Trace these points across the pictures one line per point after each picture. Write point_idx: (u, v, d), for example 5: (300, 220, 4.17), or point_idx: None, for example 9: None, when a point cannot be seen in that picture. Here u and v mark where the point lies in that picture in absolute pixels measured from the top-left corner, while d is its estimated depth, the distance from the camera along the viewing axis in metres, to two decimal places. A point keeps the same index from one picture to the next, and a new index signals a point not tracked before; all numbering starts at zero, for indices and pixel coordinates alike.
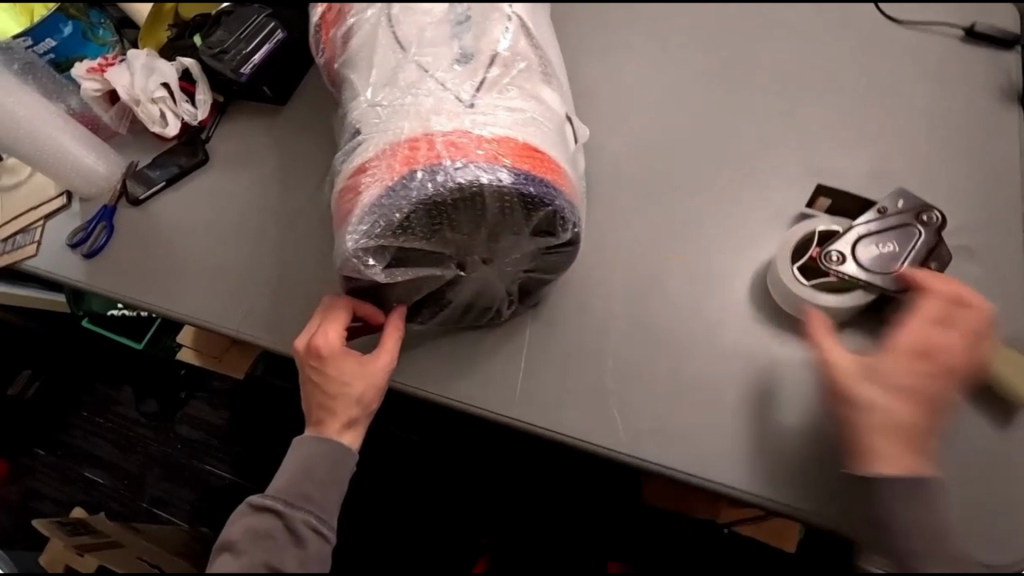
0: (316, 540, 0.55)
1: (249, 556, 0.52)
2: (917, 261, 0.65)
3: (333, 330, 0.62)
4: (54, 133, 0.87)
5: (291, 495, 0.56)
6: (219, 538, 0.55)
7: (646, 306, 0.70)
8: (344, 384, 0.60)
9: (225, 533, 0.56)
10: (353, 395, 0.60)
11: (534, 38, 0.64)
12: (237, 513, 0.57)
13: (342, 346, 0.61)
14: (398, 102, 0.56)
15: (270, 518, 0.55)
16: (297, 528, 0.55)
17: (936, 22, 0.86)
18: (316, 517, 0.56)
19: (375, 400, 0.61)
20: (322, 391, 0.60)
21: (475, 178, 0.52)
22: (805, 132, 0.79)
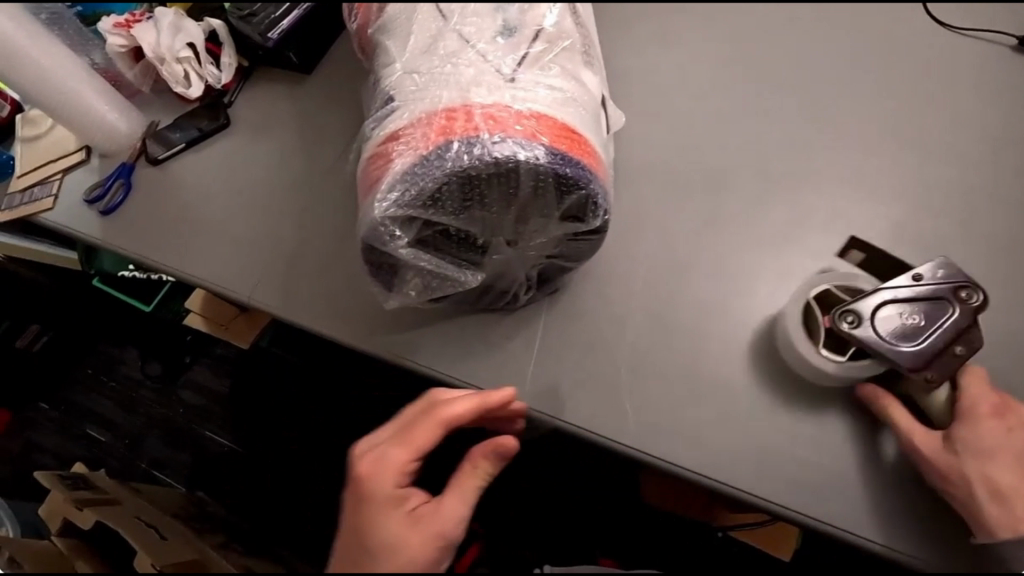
0: None
1: None
2: (942, 341, 0.57)
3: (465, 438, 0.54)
4: (77, 85, 0.86)
5: None
6: None
7: (667, 301, 0.69)
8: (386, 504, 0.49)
9: None
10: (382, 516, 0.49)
11: (579, 17, 0.62)
12: None
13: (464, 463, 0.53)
14: (436, 70, 0.54)
15: None
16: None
17: (986, 30, 0.82)
18: None
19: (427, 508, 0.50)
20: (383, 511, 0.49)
21: (512, 154, 0.51)
22: (841, 136, 0.77)
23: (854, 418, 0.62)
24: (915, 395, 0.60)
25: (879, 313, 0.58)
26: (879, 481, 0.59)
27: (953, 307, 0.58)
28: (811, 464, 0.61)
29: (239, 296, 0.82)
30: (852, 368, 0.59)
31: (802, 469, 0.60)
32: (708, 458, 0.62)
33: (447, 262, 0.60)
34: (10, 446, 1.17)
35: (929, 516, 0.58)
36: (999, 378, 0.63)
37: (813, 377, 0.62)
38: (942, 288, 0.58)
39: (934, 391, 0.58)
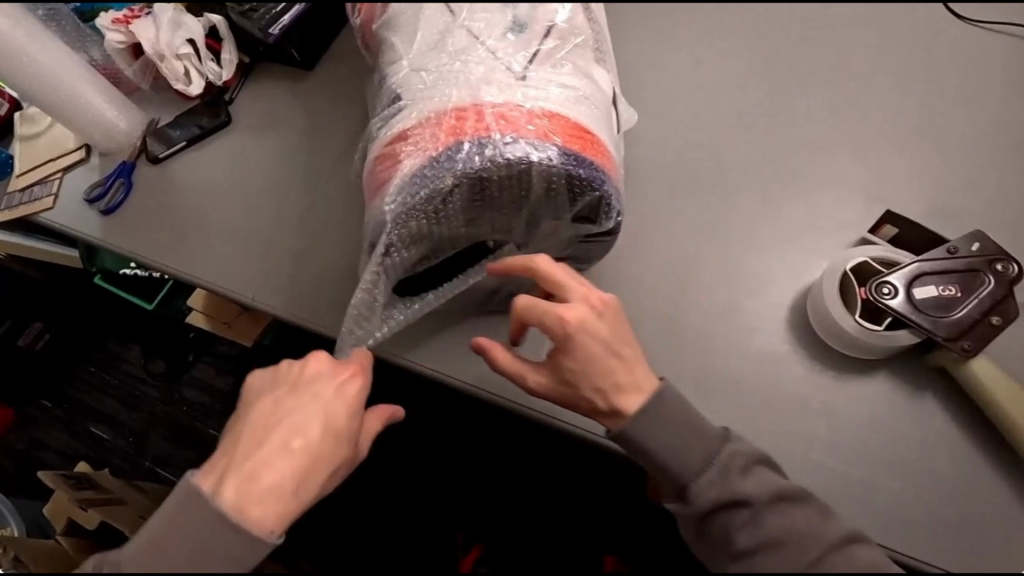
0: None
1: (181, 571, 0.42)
2: (977, 312, 0.57)
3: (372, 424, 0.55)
4: (76, 83, 0.84)
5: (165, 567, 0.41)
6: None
7: (680, 301, 0.67)
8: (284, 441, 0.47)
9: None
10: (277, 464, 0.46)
11: (590, 12, 0.60)
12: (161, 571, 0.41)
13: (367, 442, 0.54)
14: (445, 68, 0.53)
15: None
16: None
17: (1007, 24, 0.81)
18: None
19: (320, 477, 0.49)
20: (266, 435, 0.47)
21: (524, 155, 0.49)
22: (856, 132, 0.75)
23: (873, 422, 0.60)
24: (948, 365, 0.59)
25: (916, 285, 0.58)
26: (899, 489, 0.58)
27: (988, 278, 0.58)
28: (829, 470, 0.59)
29: (242, 298, 0.81)
30: (894, 344, 0.58)
31: (824, 477, 0.58)
32: None
33: (447, 285, 0.61)
34: (14, 444, 1.17)
35: (956, 528, 0.56)
36: None
37: (851, 351, 0.61)
38: (975, 260, 0.58)
39: (968, 360, 0.57)
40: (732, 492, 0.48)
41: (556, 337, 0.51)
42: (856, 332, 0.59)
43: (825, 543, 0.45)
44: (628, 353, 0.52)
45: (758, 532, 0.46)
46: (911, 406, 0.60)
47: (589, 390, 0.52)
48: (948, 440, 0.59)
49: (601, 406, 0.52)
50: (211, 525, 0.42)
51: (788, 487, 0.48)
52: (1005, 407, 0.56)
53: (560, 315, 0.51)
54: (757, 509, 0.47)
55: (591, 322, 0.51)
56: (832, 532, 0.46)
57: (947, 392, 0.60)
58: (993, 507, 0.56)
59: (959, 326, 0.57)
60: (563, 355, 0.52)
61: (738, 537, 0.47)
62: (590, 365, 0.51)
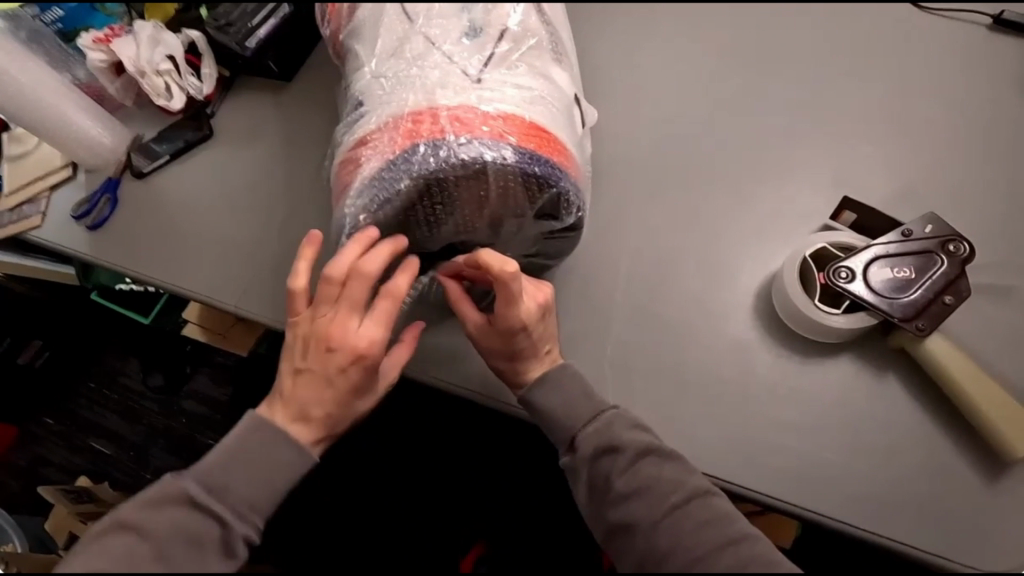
0: (234, 526, 0.47)
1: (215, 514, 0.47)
2: (932, 292, 0.58)
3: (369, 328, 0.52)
4: (59, 102, 0.86)
5: (213, 480, 0.48)
6: (203, 495, 0.47)
7: (652, 293, 0.68)
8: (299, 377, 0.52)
9: (205, 503, 0.46)
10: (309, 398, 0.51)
11: (545, 15, 0.61)
12: (209, 494, 0.47)
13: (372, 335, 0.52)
14: (403, 73, 0.54)
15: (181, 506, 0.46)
16: (234, 542, 0.46)
17: (966, 9, 0.81)
18: (231, 505, 0.47)
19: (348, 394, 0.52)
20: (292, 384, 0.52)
21: (478, 155, 0.51)
22: (821, 122, 0.76)
23: (842, 405, 0.61)
24: (907, 345, 0.60)
25: (871, 269, 0.59)
26: (870, 470, 0.59)
27: (941, 259, 0.59)
28: (800, 454, 0.60)
29: (227, 307, 0.83)
30: (855, 327, 0.59)
31: (797, 461, 0.60)
32: (701, 450, 0.61)
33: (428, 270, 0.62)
34: (17, 460, 1.19)
35: (927, 506, 0.57)
36: (990, 363, 0.62)
37: (814, 336, 0.63)
38: (929, 242, 0.59)
39: (925, 340, 0.59)
40: (610, 440, 0.51)
41: (506, 324, 0.53)
42: (817, 317, 0.60)
43: (687, 489, 0.48)
44: (549, 350, 0.57)
45: (632, 477, 0.49)
46: (879, 389, 0.61)
47: (502, 364, 0.57)
48: (914, 420, 0.60)
49: (509, 372, 0.57)
50: (258, 445, 0.50)
51: (660, 445, 0.51)
52: (963, 386, 0.57)
53: (516, 315, 0.53)
54: (629, 458, 0.50)
55: (536, 323, 0.54)
56: (697, 481, 0.49)
57: (910, 372, 0.62)
58: (963, 484, 0.57)
59: (915, 305, 0.58)
60: (504, 335, 0.54)
61: (618, 482, 0.49)
62: (521, 347, 0.55)
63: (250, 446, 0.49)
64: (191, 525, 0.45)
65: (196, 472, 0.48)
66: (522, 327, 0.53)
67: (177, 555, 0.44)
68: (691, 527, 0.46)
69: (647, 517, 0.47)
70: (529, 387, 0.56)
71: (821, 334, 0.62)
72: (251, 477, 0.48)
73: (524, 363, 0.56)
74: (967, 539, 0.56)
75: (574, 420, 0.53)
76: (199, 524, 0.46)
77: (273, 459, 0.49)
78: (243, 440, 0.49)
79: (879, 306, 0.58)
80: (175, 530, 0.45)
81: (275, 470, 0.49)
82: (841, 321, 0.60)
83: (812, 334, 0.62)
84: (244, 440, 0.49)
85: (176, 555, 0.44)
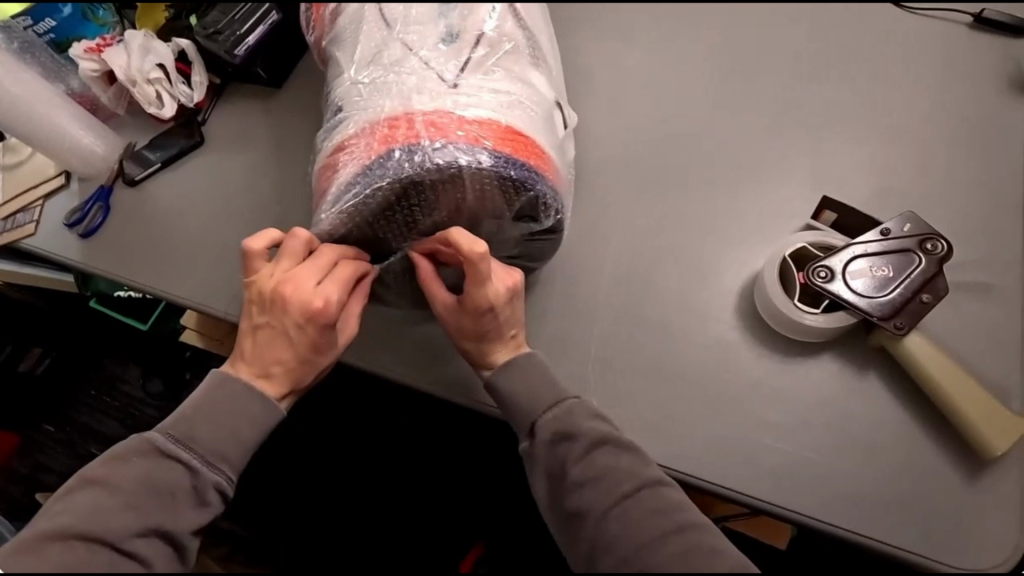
0: (203, 472, 0.49)
1: (184, 461, 0.49)
2: (911, 291, 0.58)
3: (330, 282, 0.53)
4: (51, 112, 0.87)
5: (181, 431, 0.50)
6: (171, 444, 0.49)
7: (636, 294, 0.69)
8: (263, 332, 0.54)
9: (173, 451, 0.49)
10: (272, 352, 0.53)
11: (523, 20, 0.62)
12: (176, 442, 0.50)
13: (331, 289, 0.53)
14: (380, 80, 0.55)
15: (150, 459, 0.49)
16: (204, 491, 0.49)
17: (950, 8, 0.81)
18: (200, 453, 0.50)
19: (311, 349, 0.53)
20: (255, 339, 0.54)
21: (453, 159, 0.51)
22: (805, 122, 0.76)
23: (827, 404, 0.61)
24: (887, 344, 0.60)
25: (851, 268, 0.59)
26: (855, 470, 0.59)
27: (920, 258, 0.59)
28: (785, 454, 0.60)
29: (218, 312, 0.84)
30: (834, 327, 0.60)
31: (782, 461, 0.60)
32: (685, 451, 0.61)
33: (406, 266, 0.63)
34: (15, 468, 1.20)
35: (911, 505, 0.57)
36: (973, 361, 0.62)
37: (796, 336, 0.63)
38: (908, 240, 0.59)
39: (905, 338, 0.59)
40: (569, 428, 0.52)
41: (475, 303, 0.53)
42: (797, 316, 0.60)
43: (640, 479, 0.48)
44: (514, 334, 0.57)
45: (586, 465, 0.49)
46: (864, 388, 0.61)
47: (469, 346, 0.57)
48: (898, 418, 0.60)
49: (477, 354, 0.57)
50: (226, 397, 0.52)
51: (618, 436, 0.51)
52: (943, 387, 0.57)
53: (484, 295, 0.53)
54: (584, 447, 0.50)
55: (504, 305, 0.54)
56: (650, 472, 0.49)
57: (891, 372, 0.62)
58: (947, 483, 0.57)
59: (894, 304, 0.58)
60: (473, 315, 0.54)
61: (572, 471, 0.49)
62: (490, 328, 0.55)
63: (215, 400, 0.52)
64: (161, 475, 0.48)
65: (165, 427, 0.51)
66: (491, 308, 0.54)
67: (149, 500, 0.47)
68: (640, 514, 0.46)
69: (597, 504, 0.47)
70: (494, 371, 0.56)
71: (804, 333, 0.62)
72: (216, 427, 0.51)
73: (492, 344, 0.56)
74: (952, 539, 0.55)
75: (537, 408, 0.53)
76: (168, 474, 0.48)
77: (240, 409, 0.52)
78: (207, 397, 0.52)
79: (858, 305, 0.58)
80: (146, 480, 0.48)
81: (240, 419, 0.52)
82: (820, 320, 0.60)
83: (794, 333, 0.63)
84: (209, 392, 0.52)
85: (149, 503, 0.47)
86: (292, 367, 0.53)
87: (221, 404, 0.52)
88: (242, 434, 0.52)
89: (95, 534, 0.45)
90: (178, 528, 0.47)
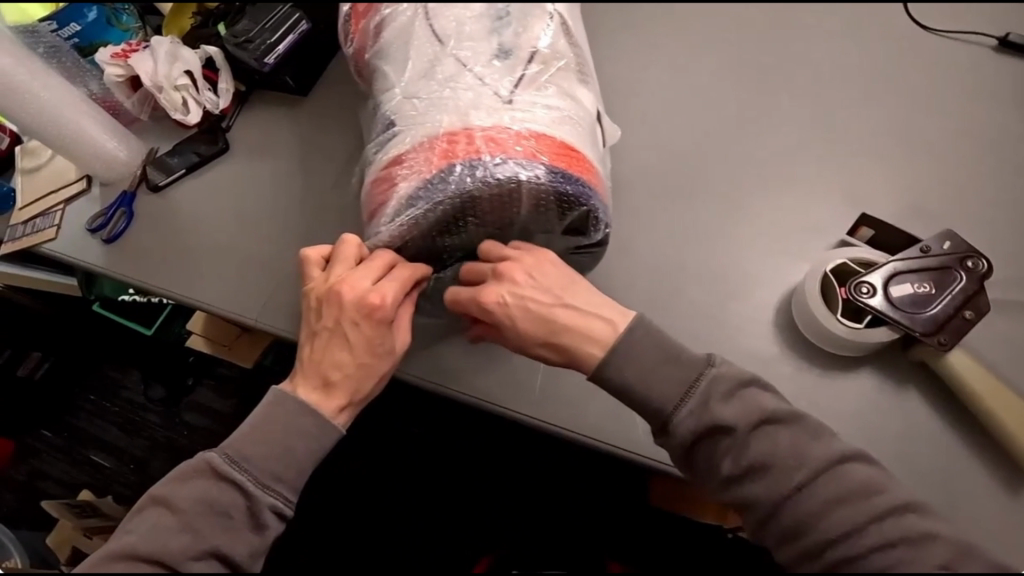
0: (260, 497, 0.48)
1: (239, 485, 0.48)
2: (953, 307, 0.60)
3: (387, 282, 0.54)
4: (76, 117, 0.87)
5: (237, 452, 0.49)
6: (227, 466, 0.48)
7: (671, 307, 0.70)
8: (319, 339, 0.54)
9: (229, 473, 0.48)
10: (332, 359, 0.53)
11: (575, 37, 0.63)
12: (231, 463, 0.48)
13: (387, 285, 0.54)
14: (436, 95, 0.55)
15: (208, 480, 0.48)
16: (259, 514, 0.48)
17: (973, 31, 0.83)
18: (256, 477, 0.48)
19: (368, 353, 0.53)
20: (313, 348, 0.54)
21: (514, 174, 0.52)
22: (835, 140, 0.78)
23: (863, 420, 0.62)
24: (929, 359, 0.61)
25: (892, 284, 0.60)
26: None
27: (960, 274, 0.61)
28: None
29: (246, 320, 0.84)
30: (878, 341, 0.61)
31: None
32: None
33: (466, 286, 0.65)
34: (14, 475, 1.18)
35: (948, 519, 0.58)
36: (1006, 378, 0.63)
37: (835, 350, 0.64)
38: (948, 258, 0.61)
39: (946, 355, 0.60)
40: (709, 423, 0.50)
41: (484, 316, 0.56)
42: (840, 331, 0.61)
43: (812, 467, 0.47)
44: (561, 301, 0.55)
45: (743, 458, 0.49)
46: (899, 403, 0.62)
47: (543, 344, 0.55)
48: (935, 434, 0.61)
49: (560, 357, 0.55)
50: (284, 416, 0.51)
51: (774, 411, 0.50)
52: (983, 399, 0.59)
53: (473, 298, 0.56)
54: (740, 437, 0.49)
55: (504, 292, 0.55)
56: (821, 452, 0.48)
57: (927, 386, 0.63)
58: (985, 497, 0.58)
59: (936, 320, 0.59)
60: (499, 321, 0.56)
61: (723, 465, 0.50)
62: (522, 327, 0.55)
63: (271, 418, 0.51)
64: (217, 498, 0.47)
65: (223, 446, 0.50)
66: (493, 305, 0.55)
67: (206, 524, 0.47)
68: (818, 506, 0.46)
69: (768, 499, 0.48)
70: (577, 361, 0.54)
71: (847, 347, 0.63)
72: (268, 451, 0.49)
73: (558, 341, 0.54)
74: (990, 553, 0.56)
75: None
76: (224, 497, 0.48)
77: (296, 430, 0.51)
78: (266, 414, 0.51)
79: (904, 321, 0.59)
80: (201, 502, 0.47)
81: (296, 440, 0.50)
82: (866, 334, 0.61)
83: (835, 347, 0.63)
84: (267, 405, 0.51)
85: (204, 526, 0.47)
86: (352, 373, 0.53)
87: (277, 426, 0.50)
88: (298, 450, 0.50)
89: (153, 557, 0.45)
90: (235, 552, 0.47)
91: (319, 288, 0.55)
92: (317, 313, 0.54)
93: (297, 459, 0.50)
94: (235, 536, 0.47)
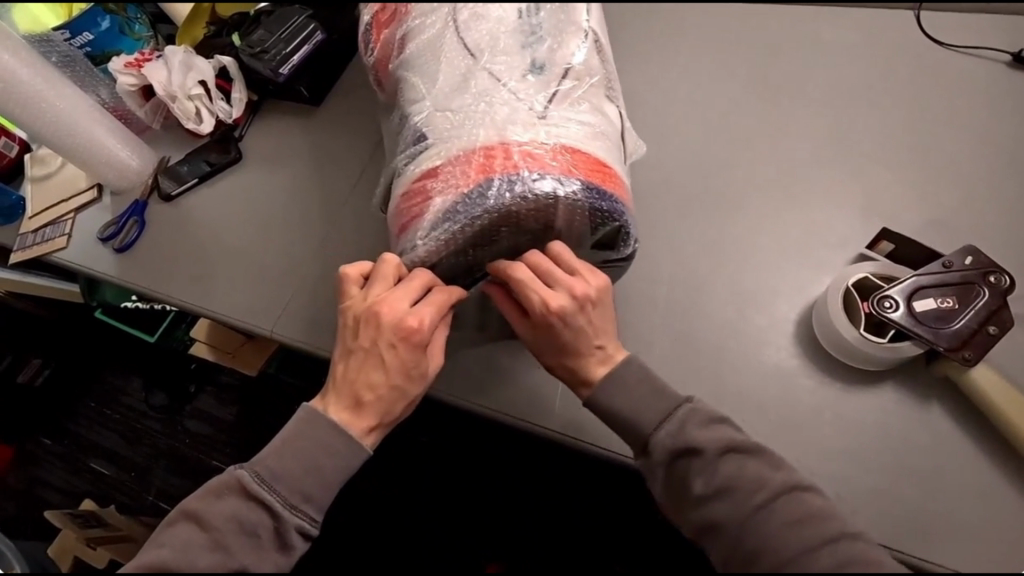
0: (288, 517, 0.49)
1: (268, 505, 0.49)
2: (976, 323, 0.60)
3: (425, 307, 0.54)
4: (90, 126, 0.87)
5: (267, 470, 0.50)
6: (258, 485, 0.49)
7: (691, 320, 0.70)
8: (353, 359, 0.54)
9: (259, 493, 0.49)
10: (364, 381, 0.53)
11: (605, 54, 0.63)
12: (261, 483, 0.49)
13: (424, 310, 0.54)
14: (470, 108, 0.55)
15: (237, 499, 0.49)
16: (286, 534, 0.49)
17: (988, 47, 0.84)
18: (285, 497, 0.49)
19: (401, 376, 0.53)
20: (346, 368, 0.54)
21: (552, 191, 0.52)
22: (851, 154, 0.79)
23: (884, 432, 0.62)
24: (951, 373, 0.62)
25: (916, 299, 0.61)
26: (913, 497, 0.59)
27: (983, 290, 0.61)
28: (841, 479, 0.61)
29: (260, 329, 0.83)
30: (899, 356, 0.61)
31: (839, 487, 0.60)
32: None
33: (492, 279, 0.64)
34: (9, 481, 1.17)
35: (970, 531, 0.58)
36: None
37: (855, 363, 0.64)
38: (971, 274, 0.62)
39: (970, 369, 0.60)
40: (684, 443, 0.51)
41: (538, 317, 0.55)
42: (863, 346, 0.62)
43: (771, 490, 0.48)
44: (603, 346, 0.56)
45: (716, 480, 0.49)
46: (921, 417, 0.63)
47: (565, 360, 0.57)
48: (957, 447, 0.61)
49: (575, 374, 0.57)
50: (312, 433, 0.51)
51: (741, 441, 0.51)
52: (1005, 413, 0.59)
53: (543, 303, 0.54)
54: (709, 458, 0.50)
55: (573, 315, 0.54)
56: (782, 479, 0.49)
57: (948, 399, 0.63)
58: (1007, 510, 0.59)
59: (960, 336, 0.60)
60: (549, 328, 0.55)
61: (695, 484, 0.50)
62: (569, 343, 0.55)
63: (300, 435, 0.51)
64: (246, 517, 0.48)
65: (252, 463, 0.50)
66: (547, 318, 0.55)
67: (235, 542, 0.47)
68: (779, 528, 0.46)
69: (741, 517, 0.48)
70: (596, 387, 0.55)
71: (872, 360, 0.63)
72: (295, 467, 0.50)
73: (587, 359, 0.56)
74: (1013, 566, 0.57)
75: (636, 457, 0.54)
76: (253, 516, 0.48)
77: (324, 447, 0.51)
78: (294, 431, 0.51)
79: (930, 336, 0.60)
80: (231, 521, 0.48)
81: (322, 456, 0.51)
82: (889, 349, 0.61)
83: (855, 359, 0.64)
84: (295, 422, 0.52)
85: (234, 544, 0.47)
86: (384, 395, 0.53)
87: (306, 442, 0.51)
88: (325, 469, 0.51)
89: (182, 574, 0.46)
90: (263, 571, 0.48)
91: (356, 307, 0.55)
92: (353, 333, 0.54)
93: (324, 478, 0.50)
94: (262, 556, 0.48)
